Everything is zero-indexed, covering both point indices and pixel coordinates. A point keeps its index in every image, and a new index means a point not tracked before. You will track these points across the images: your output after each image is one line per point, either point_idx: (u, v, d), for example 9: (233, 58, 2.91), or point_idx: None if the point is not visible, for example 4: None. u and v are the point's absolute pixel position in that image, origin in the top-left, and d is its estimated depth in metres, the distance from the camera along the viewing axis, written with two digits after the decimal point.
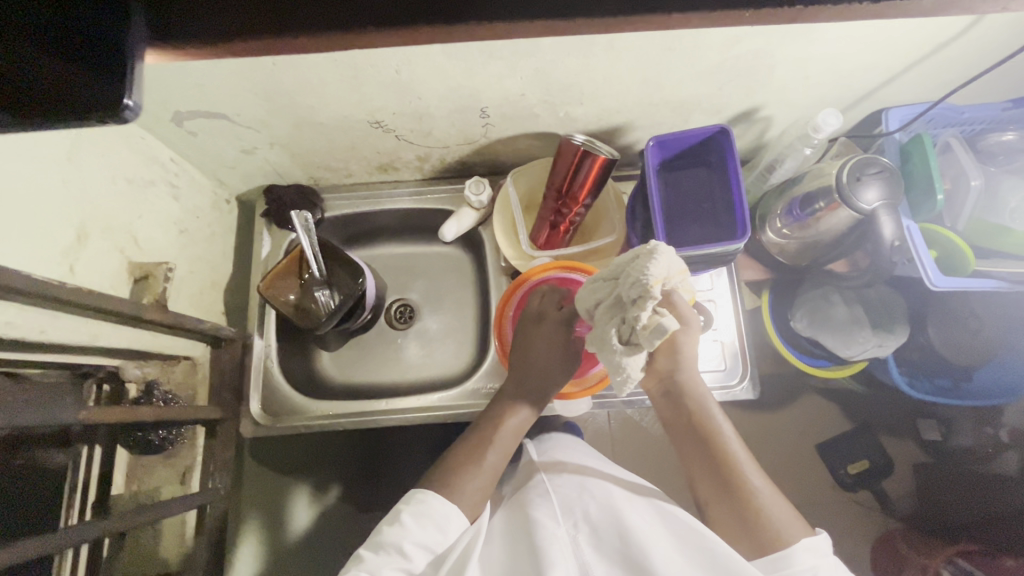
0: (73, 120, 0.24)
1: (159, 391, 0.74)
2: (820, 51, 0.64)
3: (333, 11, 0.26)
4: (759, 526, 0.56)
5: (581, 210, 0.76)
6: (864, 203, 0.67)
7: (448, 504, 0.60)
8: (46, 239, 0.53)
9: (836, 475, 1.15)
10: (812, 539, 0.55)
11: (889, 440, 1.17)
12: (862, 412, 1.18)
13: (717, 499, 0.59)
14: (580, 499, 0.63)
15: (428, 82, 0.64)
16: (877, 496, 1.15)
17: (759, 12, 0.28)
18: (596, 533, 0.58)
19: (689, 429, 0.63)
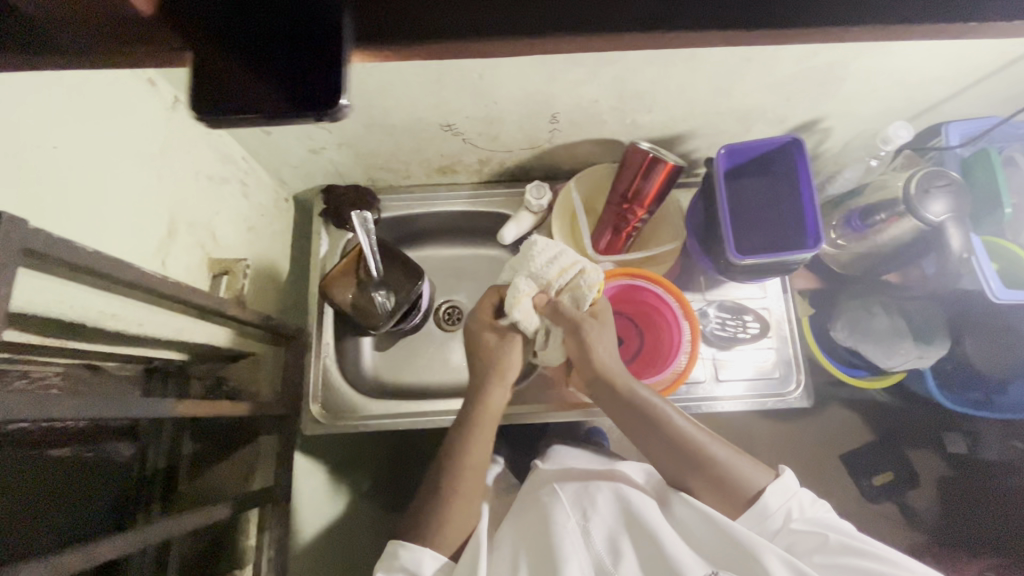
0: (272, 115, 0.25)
1: (228, 385, 0.75)
2: (895, 65, 0.65)
3: (522, 20, 0.26)
4: (733, 485, 0.61)
5: (644, 216, 0.77)
6: (932, 214, 0.68)
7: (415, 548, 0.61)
8: (144, 233, 0.54)
9: (862, 486, 1.15)
10: (779, 482, 0.61)
11: (915, 453, 1.16)
12: (888, 424, 1.17)
13: (687, 474, 0.62)
14: (586, 492, 0.63)
15: (508, 86, 0.65)
16: (903, 508, 1.14)
17: (929, 28, 0.28)
18: (606, 523, 0.59)
19: (641, 422, 0.64)
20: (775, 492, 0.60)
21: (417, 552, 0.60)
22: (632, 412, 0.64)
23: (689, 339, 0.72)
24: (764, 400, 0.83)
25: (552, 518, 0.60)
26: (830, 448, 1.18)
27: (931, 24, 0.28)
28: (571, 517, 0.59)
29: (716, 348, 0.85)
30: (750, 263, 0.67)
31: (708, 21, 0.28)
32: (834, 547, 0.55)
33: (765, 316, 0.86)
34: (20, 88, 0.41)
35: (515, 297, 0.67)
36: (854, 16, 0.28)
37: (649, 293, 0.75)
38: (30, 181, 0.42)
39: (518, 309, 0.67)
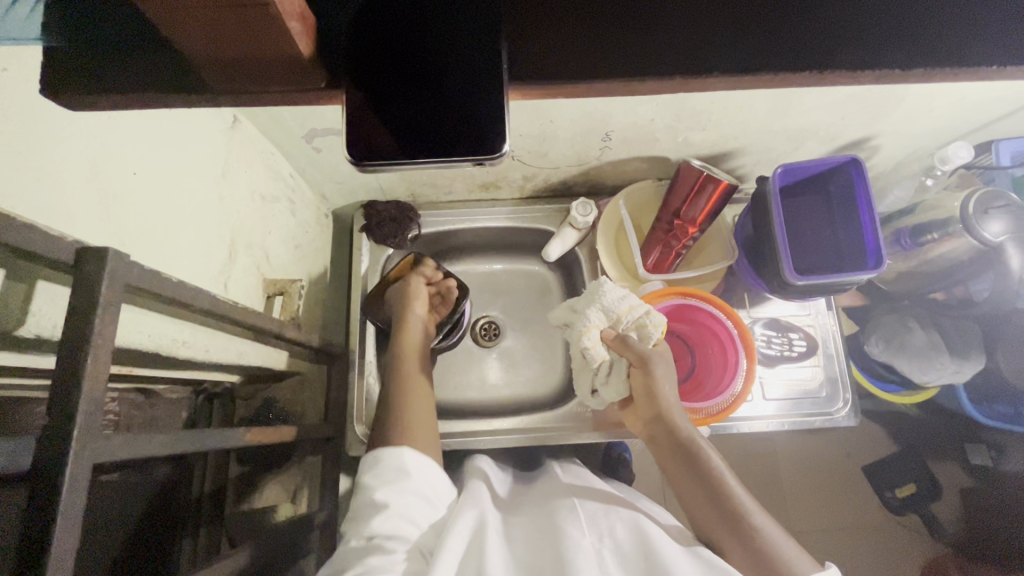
0: None
1: (275, 409, 0.73)
2: (956, 86, 0.64)
3: None
4: (768, 562, 0.51)
5: (694, 235, 0.77)
6: (989, 234, 0.68)
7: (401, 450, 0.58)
8: (208, 257, 0.53)
9: (882, 497, 1.15)
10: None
11: (934, 463, 1.16)
12: (913, 437, 1.17)
13: (722, 535, 0.54)
14: (606, 517, 0.57)
15: (566, 106, 0.64)
16: (925, 520, 1.14)
17: None
18: (622, 551, 0.52)
19: (685, 463, 0.59)
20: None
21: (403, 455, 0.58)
22: (671, 436, 0.61)
23: (745, 359, 0.71)
24: (811, 419, 0.82)
25: (564, 530, 0.53)
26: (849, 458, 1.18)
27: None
28: (587, 535, 0.53)
29: (761, 366, 0.85)
30: (809, 283, 0.66)
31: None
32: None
33: (812, 333, 0.85)
34: (102, 118, 0.40)
35: (584, 326, 0.69)
36: None
37: (703, 313, 0.74)
38: (112, 211, 0.41)
39: (587, 339, 0.68)
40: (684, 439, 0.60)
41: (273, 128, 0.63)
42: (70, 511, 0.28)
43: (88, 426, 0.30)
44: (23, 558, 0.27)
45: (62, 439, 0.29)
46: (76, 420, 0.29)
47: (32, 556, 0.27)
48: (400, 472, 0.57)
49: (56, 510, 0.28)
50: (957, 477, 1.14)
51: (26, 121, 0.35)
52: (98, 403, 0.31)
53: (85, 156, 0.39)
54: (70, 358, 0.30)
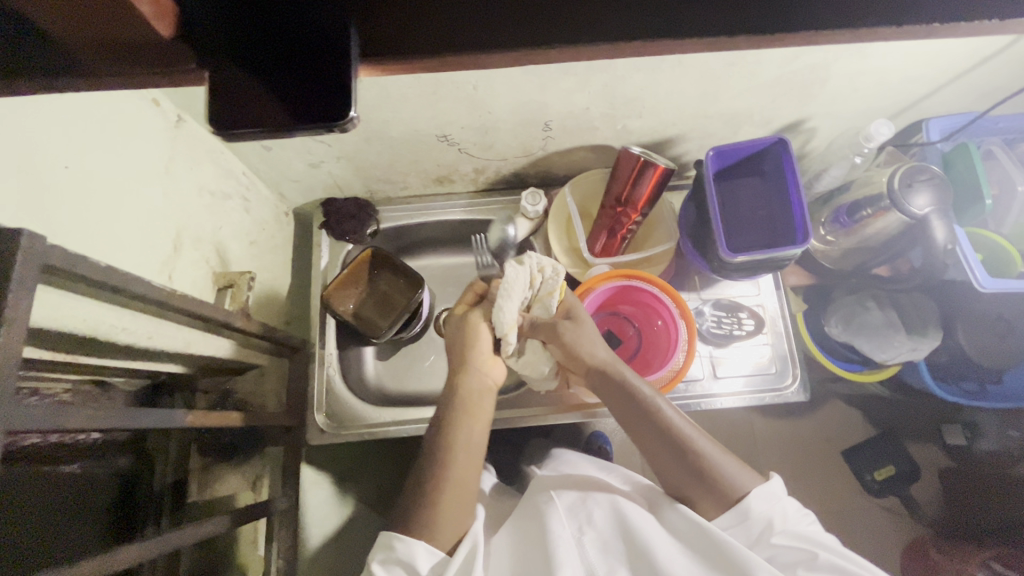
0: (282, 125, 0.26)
1: (234, 399, 0.76)
2: (873, 66, 0.67)
3: (509, 29, 0.28)
4: (721, 485, 0.58)
5: (638, 219, 0.79)
6: (915, 207, 0.70)
7: (408, 541, 0.58)
8: (151, 249, 0.56)
9: (863, 480, 1.16)
10: (766, 486, 0.58)
11: (915, 448, 1.18)
12: (886, 419, 1.19)
13: (675, 474, 0.60)
14: (584, 504, 0.62)
15: (501, 97, 0.67)
16: (905, 502, 1.16)
17: (901, 30, 0.30)
18: (602, 537, 0.58)
19: (632, 411, 0.62)
20: (762, 496, 0.57)
21: (413, 545, 0.58)
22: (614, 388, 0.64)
23: (686, 333, 0.74)
24: (763, 395, 0.84)
25: (547, 526, 0.59)
26: (827, 444, 1.19)
27: (910, 24, 0.29)
28: (568, 528, 0.58)
29: (712, 346, 0.87)
30: (742, 259, 0.69)
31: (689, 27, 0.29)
32: (819, 563, 0.51)
33: (760, 312, 0.88)
34: (36, 114, 0.43)
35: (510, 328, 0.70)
36: (828, 16, 0.29)
37: (645, 294, 0.77)
38: (43, 200, 0.43)
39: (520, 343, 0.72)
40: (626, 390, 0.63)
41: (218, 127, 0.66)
42: None
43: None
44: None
45: None
46: None
47: None
48: (404, 562, 0.57)
49: None
50: (936, 457, 1.18)
51: None
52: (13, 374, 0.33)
53: (15, 149, 0.41)
54: None
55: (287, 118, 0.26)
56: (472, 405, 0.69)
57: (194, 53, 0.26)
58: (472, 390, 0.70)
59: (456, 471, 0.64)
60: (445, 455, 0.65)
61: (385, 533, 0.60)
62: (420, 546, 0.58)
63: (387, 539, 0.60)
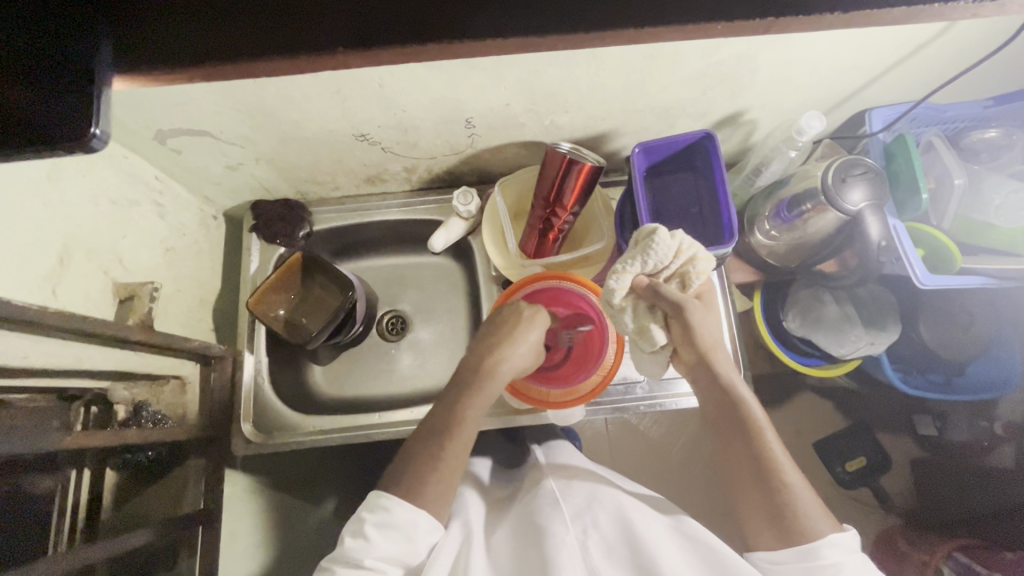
0: None
1: (148, 412, 0.71)
2: (800, 56, 0.64)
3: None
4: (793, 522, 0.57)
5: (569, 218, 0.76)
6: (850, 203, 0.67)
7: (412, 510, 0.57)
8: (28, 264, 0.53)
9: (835, 472, 1.14)
10: (839, 536, 0.56)
11: (885, 437, 1.16)
12: (856, 410, 1.16)
13: (750, 493, 0.60)
14: (588, 507, 0.61)
15: (411, 94, 0.64)
16: (876, 492, 1.14)
17: None
18: (606, 541, 0.58)
19: (732, 420, 0.62)
20: (832, 545, 0.55)
21: (417, 516, 0.57)
22: (721, 393, 0.63)
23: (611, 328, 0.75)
24: None
25: (549, 528, 0.58)
26: (798, 437, 1.16)
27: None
28: (570, 530, 0.58)
29: None
30: None
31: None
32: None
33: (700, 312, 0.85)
34: None
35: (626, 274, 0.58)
36: None
37: (574, 297, 0.76)
38: None
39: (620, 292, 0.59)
40: (730, 397, 0.62)
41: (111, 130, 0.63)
42: None
43: None
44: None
45: None
46: None
47: None
48: (405, 530, 0.56)
49: None
50: (908, 448, 1.15)
51: None
52: None
53: None
54: None
55: None
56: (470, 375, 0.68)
57: None
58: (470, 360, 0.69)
59: (458, 441, 0.62)
60: (450, 426, 0.62)
61: (375, 492, 0.59)
62: (423, 518, 0.57)
63: (389, 503, 0.57)
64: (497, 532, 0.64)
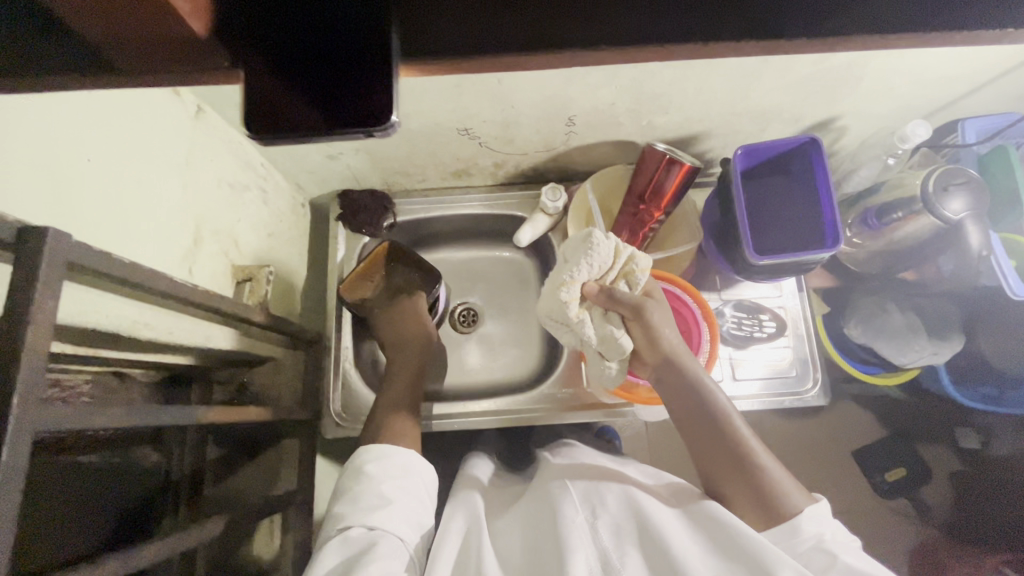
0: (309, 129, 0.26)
1: (250, 392, 0.76)
2: (912, 65, 0.64)
3: (548, 32, 0.27)
4: (771, 497, 0.54)
5: (661, 218, 0.78)
6: (949, 212, 0.68)
7: (404, 453, 0.64)
8: (172, 243, 0.55)
9: (873, 482, 1.14)
10: (815, 508, 0.54)
11: (925, 448, 1.16)
12: (900, 421, 1.16)
13: (725, 478, 0.57)
14: (597, 491, 0.60)
15: (525, 91, 0.65)
16: (914, 504, 1.13)
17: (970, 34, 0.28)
18: (616, 523, 0.56)
19: (697, 407, 0.60)
20: (811, 517, 0.53)
21: (404, 453, 0.65)
22: (684, 381, 0.61)
23: (708, 339, 0.74)
24: (782, 398, 0.83)
25: (559, 511, 0.57)
26: (836, 444, 1.17)
27: (967, 30, 0.28)
28: (581, 512, 0.57)
29: (732, 347, 0.85)
30: (769, 262, 0.67)
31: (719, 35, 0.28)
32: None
33: (781, 314, 0.86)
34: (50, 98, 0.41)
35: (570, 281, 0.63)
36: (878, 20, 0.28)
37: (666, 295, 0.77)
38: (67, 190, 0.43)
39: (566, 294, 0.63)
40: (696, 388, 0.60)
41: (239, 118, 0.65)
42: (12, 476, 0.30)
43: (30, 395, 0.32)
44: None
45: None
46: (16, 383, 0.31)
47: None
48: (398, 467, 0.63)
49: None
50: (948, 459, 1.15)
51: None
52: (38, 374, 0.33)
53: (37, 136, 0.40)
54: (7, 332, 0.31)
55: (329, 117, 0.25)
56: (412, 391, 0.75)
57: (239, 54, 0.26)
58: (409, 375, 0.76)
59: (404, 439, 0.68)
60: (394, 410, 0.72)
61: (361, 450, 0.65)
62: (413, 460, 0.65)
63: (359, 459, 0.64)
64: (505, 523, 0.63)
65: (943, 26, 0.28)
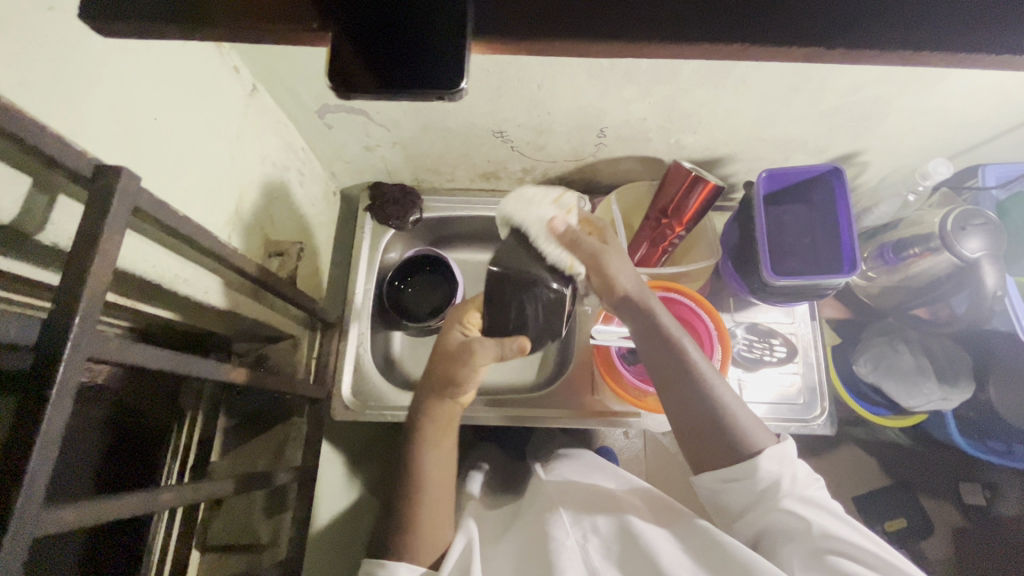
0: (378, 90, 0.29)
1: (267, 364, 0.80)
2: (938, 107, 0.67)
3: (596, 20, 0.29)
4: (732, 434, 0.57)
5: (681, 233, 0.80)
6: (967, 251, 0.70)
7: (392, 565, 0.58)
8: (217, 209, 0.58)
9: (871, 530, 1.09)
10: (778, 446, 0.57)
11: (928, 501, 1.10)
12: (903, 469, 1.12)
13: (695, 427, 0.58)
14: (588, 513, 0.62)
15: (563, 99, 0.68)
16: (914, 558, 1.08)
17: (1005, 56, 0.29)
18: (606, 544, 0.58)
19: (657, 344, 0.60)
20: (774, 456, 0.56)
21: (392, 568, 0.58)
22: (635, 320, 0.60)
23: (721, 354, 0.75)
24: (788, 424, 0.83)
25: (551, 533, 0.59)
26: (838, 486, 1.12)
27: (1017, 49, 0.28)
28: (571, 534, 0.59)
29: (741, 369, 0.86)
30: (787, 283, 0.69)
31: (763, 38, 0.29)
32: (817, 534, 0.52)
33: (793, 340, 0.87)
34: (130, 59, 0.44)
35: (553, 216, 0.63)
36: (922, 38, 0.29)
37: (681, 308, 0.78)
38: (132, 143, 0.45)
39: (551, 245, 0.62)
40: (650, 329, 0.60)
41: (290, 101, 0.68)
42: (63, 392, 0.32)
43: (87, 318, 0.34)
44: (13, 434, 0.31)
45: (63, 326, 0.33)
46: (78, 309, 0.33)
47: (25, 426, 0.31)
48: None
49: (49, 386, 0.32)
50: (952, 515, 1.10)
51: (73, 52, 0.39)
52: (97, 303, 0.35)
53: (112, 92, 0.43)
54: (80, 257, 0.34)
55: (412, 80, 0.29)
56: (441, 429, 0.66)
57: (334, 19, 0.28)
58: (442, 414, 0.66)
59: (431, 508, 0.63)
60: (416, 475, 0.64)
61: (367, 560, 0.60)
62: (402, 567, 0.58)
63: (373, 563, 0.59)
64: (503, 539, 0.65)
65: (978, 45, 0.28)
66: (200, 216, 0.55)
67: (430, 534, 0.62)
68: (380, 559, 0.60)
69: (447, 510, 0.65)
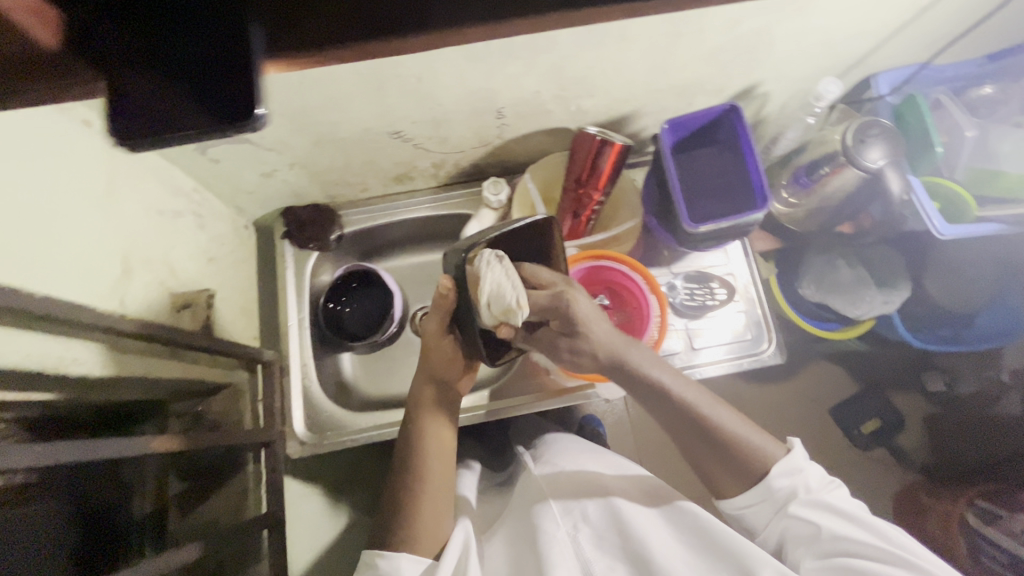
0: (172, 137, 0.26)
1: (208, 419, 0.73)
2: (816, 27, 0.67)
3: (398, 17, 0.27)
4: (740, 459, 0.58)
5: (600, 198, 0.79)
6: (870, 162, 0.72)
7: (389, 556, 0.58)
8: (99, 277, 0.54)
9: (851, 435, 1.13)
10: (789, 458, 0.57)
11: (895, 395, 1.15)
12: (867, 372, 1.16)
13: (704, 460, 0.59)
14: (577, 499, 0.62)
15: (448, 88, 0.65)
16: (892, 453, 1.13)
17: None
18: (596, 531, 0.59)
19: (656, 400, 0.61)
20: (782, 470, 0.56)
21: (396, 559, 0.57)
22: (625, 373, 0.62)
23: (657, 306, 0.76)
24: (740, 360, 0.85)
25: (542, 528, 0.58)
26: (812, 403, 1.16)
27: None
28: (561, 526, 0.58)
29: (687, 318, 0.87)
30: (706, 229, 0.69)
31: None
32: (823, 540, 0.53)
33: (731, 280, 0.88)
34: None
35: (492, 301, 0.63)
36: None
37: (616, 274, 0.79)
38: None
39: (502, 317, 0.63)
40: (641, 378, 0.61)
41: None
42: None
43: None
44: None
45: None
46: None
47: None
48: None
49: None
50: (919, 405, 1.15)
51: None
52: None
53: None
54: None
55: (204, 116, 0.26)
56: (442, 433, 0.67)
57: (100, 68, 0.26)
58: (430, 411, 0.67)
59: (431, 492, 0.63)
60: (413, 491, 0.63)
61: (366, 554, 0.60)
62: (403, 559, 0.57)
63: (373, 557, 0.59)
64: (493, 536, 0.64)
65: None
66: (80, 290, 0.52)
67: (431, 538, 0.60)
68: (379, 551, 0.59)
69: (449, 503, 0.64)
